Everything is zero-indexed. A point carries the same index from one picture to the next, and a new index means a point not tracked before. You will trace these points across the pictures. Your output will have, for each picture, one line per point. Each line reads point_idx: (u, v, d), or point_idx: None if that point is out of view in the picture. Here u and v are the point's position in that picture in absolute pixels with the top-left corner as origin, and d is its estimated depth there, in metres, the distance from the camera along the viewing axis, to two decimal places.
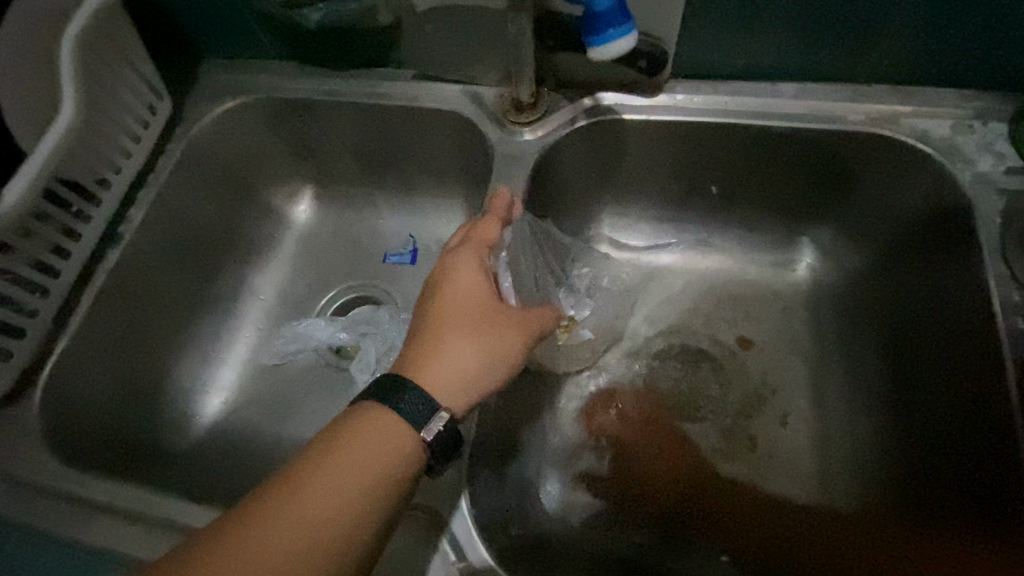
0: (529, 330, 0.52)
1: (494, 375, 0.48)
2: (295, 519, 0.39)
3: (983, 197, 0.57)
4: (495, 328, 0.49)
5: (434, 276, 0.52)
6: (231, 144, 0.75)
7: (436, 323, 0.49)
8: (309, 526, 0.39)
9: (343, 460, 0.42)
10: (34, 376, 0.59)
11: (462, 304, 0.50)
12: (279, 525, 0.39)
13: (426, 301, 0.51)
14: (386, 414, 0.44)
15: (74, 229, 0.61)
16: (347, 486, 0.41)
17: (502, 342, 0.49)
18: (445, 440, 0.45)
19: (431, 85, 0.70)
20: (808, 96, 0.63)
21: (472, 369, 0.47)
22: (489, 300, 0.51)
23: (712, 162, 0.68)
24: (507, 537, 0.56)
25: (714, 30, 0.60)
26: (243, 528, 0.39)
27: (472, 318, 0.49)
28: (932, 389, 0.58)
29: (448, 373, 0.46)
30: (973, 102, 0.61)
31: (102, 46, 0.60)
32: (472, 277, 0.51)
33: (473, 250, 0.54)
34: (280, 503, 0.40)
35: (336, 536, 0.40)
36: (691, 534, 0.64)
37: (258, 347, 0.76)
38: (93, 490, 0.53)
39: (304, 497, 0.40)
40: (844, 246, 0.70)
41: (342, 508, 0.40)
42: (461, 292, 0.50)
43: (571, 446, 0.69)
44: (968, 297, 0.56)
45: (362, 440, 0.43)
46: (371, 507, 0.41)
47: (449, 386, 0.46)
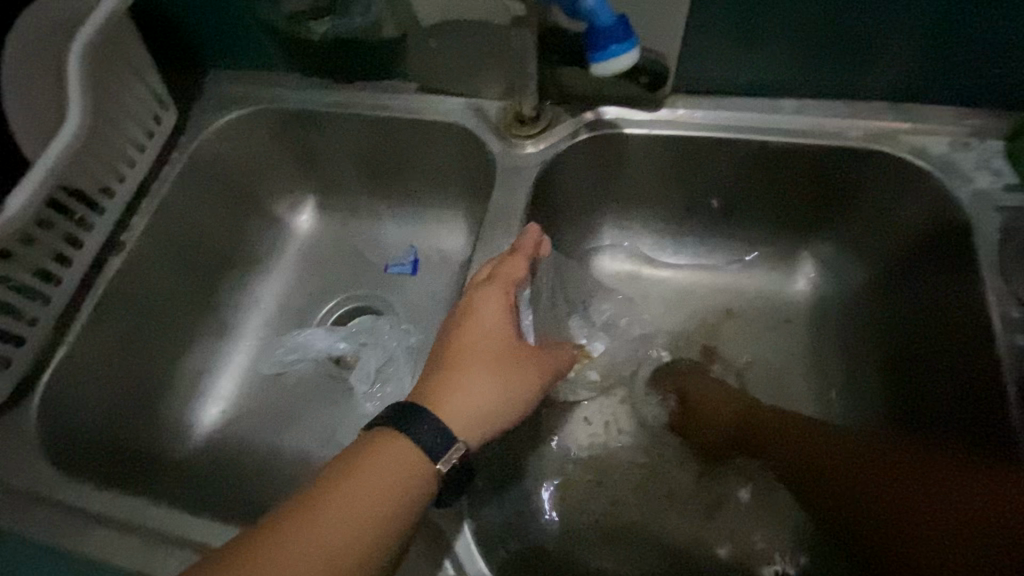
0: (547, 373, 0.52)
1: (510, 416, 0.49)
2: (303, 554, 0.39)
3: (981, 214, 0.57)
4: (516, 367, 0.50)
5: (460, 308, 0.52)
6: (235, 154, 0.76)
7: (458, 357, 0.49)
8: (318, 562, 0.39)
9: (355, 492, 0.41)
10: (31, 384, 0.58)
11: (487, 342, 0.50)
12: (289, 558, 0.38)
13: (451, 333, 0.50)
14: (404, 441, 0.44)
15: (76, 237, 0.61)
16: (358, 519, 0.40)
17: (522, 384, 0.49)
18: (460, 471, 0.45)
19: (435, 97, 0.70)
20: (808, 112, 0.64)
21: (489, 408, 0.47)
22: (513, 340, 0.51)
23: (713, 177, 0.68)
24: (506, 553, 0.55)
25: (714, 48, 0.61)
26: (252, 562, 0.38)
27: (496, 357, 0.49)
28: (930, 382, 0.59)
29: (466, 410, 0.46)
30: (971, 120, 0.62)
31: (109, 56, 0.61)
32: (499, 314, 0.51)
33: (501, 287, 0.53)
34: (289, 536, 0.39)
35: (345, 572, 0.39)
36: (690, 548, 0.63)
37: (257, 357, 0.76)
38: (88, 500, 0.52)
39: (314, 530, 0.39)
40: (844, 261, 0.71)
41: (352, 543, 0.40)
42: (487, 328, 0.50)
43: (571, 460, 0.68)
44: (963, 286, 0.57)
45: (375, 471, 0.42)
46: (381, 542, 0.41)
47: (465, 423, 0.46)
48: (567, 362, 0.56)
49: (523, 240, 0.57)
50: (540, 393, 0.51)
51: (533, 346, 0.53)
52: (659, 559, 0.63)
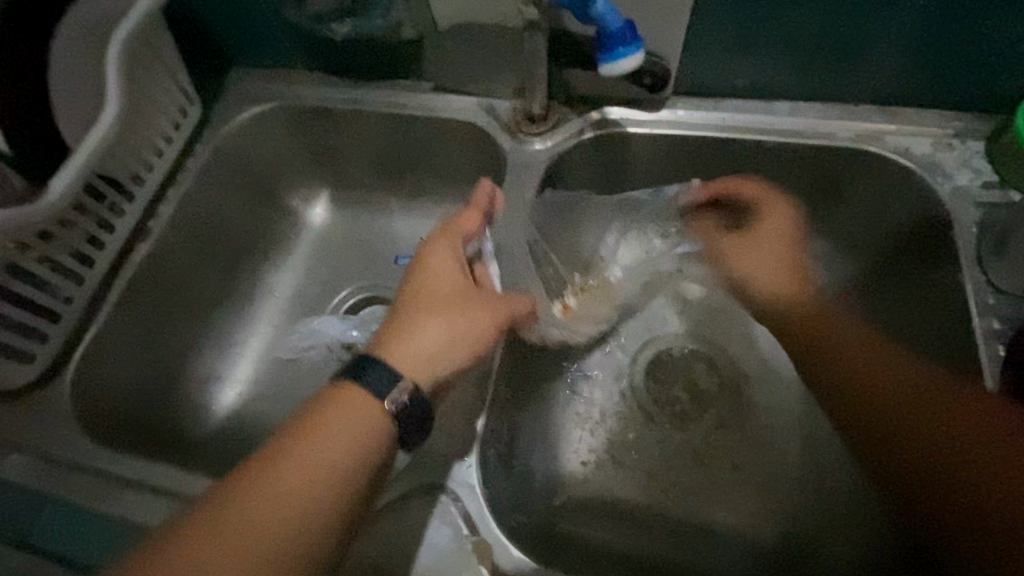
0: (499, 315, 0.55)
1: (462, 355, 0.52)
2: (268, 507, 0.43)
3: (961, 209, 0.61)
4: (463, 310, 0.53)
5: (411, 264, 0.56)
6: (256, 147, 0.79)
7: (409, 304, 0.53)
8: (281, 513, 0.43)
9: (313, 449, 0.45)
10: (65, 360, 0.61)
11: (436, 290, 0.54)
12: (255, 513, 0.42)
13: (404, 286, 0.54)
14: (359, 395, 0.48)
15: (108, 222, 0.65)
16: (316, 472, 0.44)
17: (469, 326, 0.53)
18: (410, 412, 0.48)
19: (447, 96, 0.74)
20: (800, 114, 0.68)
21: (432, 346, 0.51)
22: (461, 287, 0.54)
23: (713, 174, 0.72)
24: (514, 523, 0.58)
25: (712, 53, 0.65)
26: (218, 518, 0.42)
27: (443, 301, 0.53)
28: None
29: (414, 350, 0.50)
30: (952, 123, 0.66)
31: (144, 52, 0.64)
32: (446, 264, 0.55)
33: (449, 241, 0.57)
34: (253, 490, 0.43)
35: (306, 521, 0.43)
36: (689, 527, 0.66)
37: (273, 342, 0.79)
38: (122, 467, 0.55)
39: (277, 484, 0.43)
40: (834, 256, 0.74)
41: (313, 494, 0.44)
42: (436, 277, 0.54)
43: (574, 439, 0.71)
44: (944, 280, 0.61)
45: (331, 428, 0.46)
46: (339, 490, 0.45)
47: (414, 360, 0.50)
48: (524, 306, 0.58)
49: (477, 197, 0.59)
50: (492, 335, 0.55)
51: (484, 294, 0.56)
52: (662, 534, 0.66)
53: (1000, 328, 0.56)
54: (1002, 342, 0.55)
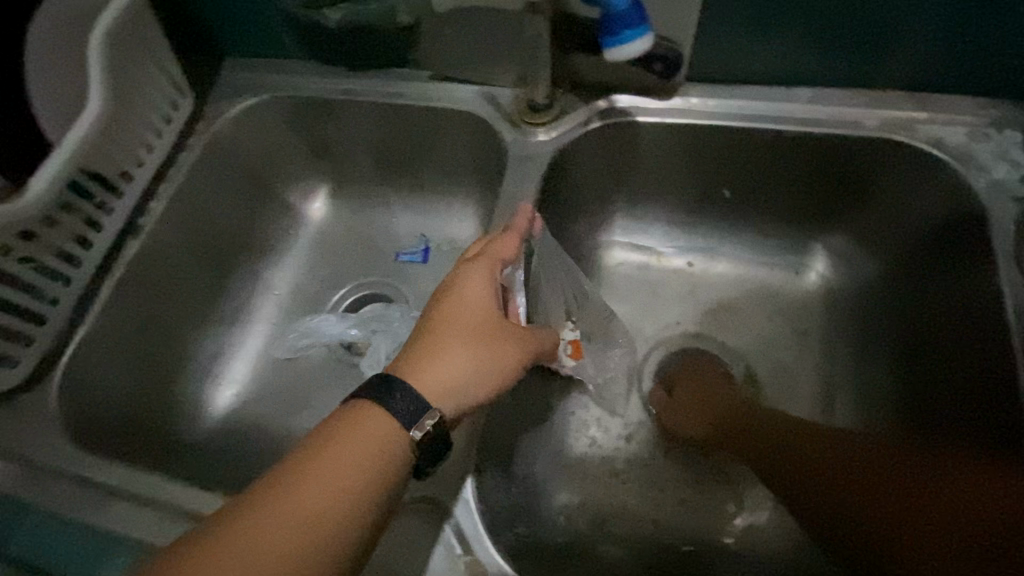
0: (527, 349, 0.53)
1: (484, 389, 0.49)
2: (271, 541, 0.38)
3: (998, 205, 0.57)
4: (494, 341, 0.50)
5: (443, 283, 0.52)
6: (250, 140, 0.76)
7: (438, 328, 0.49)
8: (286, 550, 0.38)
9: (322, 476, 0.41)
10: (52, 363, 0.60)
11: (468, 314, 0.50)
12: (254, 548, 0.37)
13: (434, 307, 0.51)
14: (375, 415, 0.44)
15: (95, 220, 0.62)
16: (326, 503, 0.40)
17: (498, 359, 0.50)
18: (436, 438, 0.45)
19: (447, 86, 0.71)
20: (823, 101, 0.63)
21: (463, 378, 0.47)
22: (495, 315, 0.51)
23: (728, 166, 0.68)
24: (512, 537, 0.56)
25: (728, 36, 0.61)
26: (212, 553, 0.37)
27: (479, 330, 0.50)
28: (944, 391, 0.58)
29: (445, 377, 0.47)
30: (990, 111, 0.61)
31: (130, 42, 0.61)
32: (482, 288, 0.52)
33: (487, 264, 0.53)
34: (256, 520, 0.38)
35: (312, 559, 0.38)
36: (697, 539, 0.63)
37: (270, 342, 0.77)
38: (108, 475, 0.54)
39: (280, 514, 0.39)
40: (857, 254, 0.70)
41: (322, 527, 0.39)
42: (471, 302, 0.51)
43: (578, 444, 0.69)
44: (978, 282, 0.56)
45: (343, 450, 0.42)
46: (352, 525, 0.40)
47: (440, 391, 0.46)
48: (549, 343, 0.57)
49: (517, 219, 0.57)
50: (517, 370, 0.52)
51: (515, 324, 0.53)
52: (668, 549, 0.63)
53: None
54: None
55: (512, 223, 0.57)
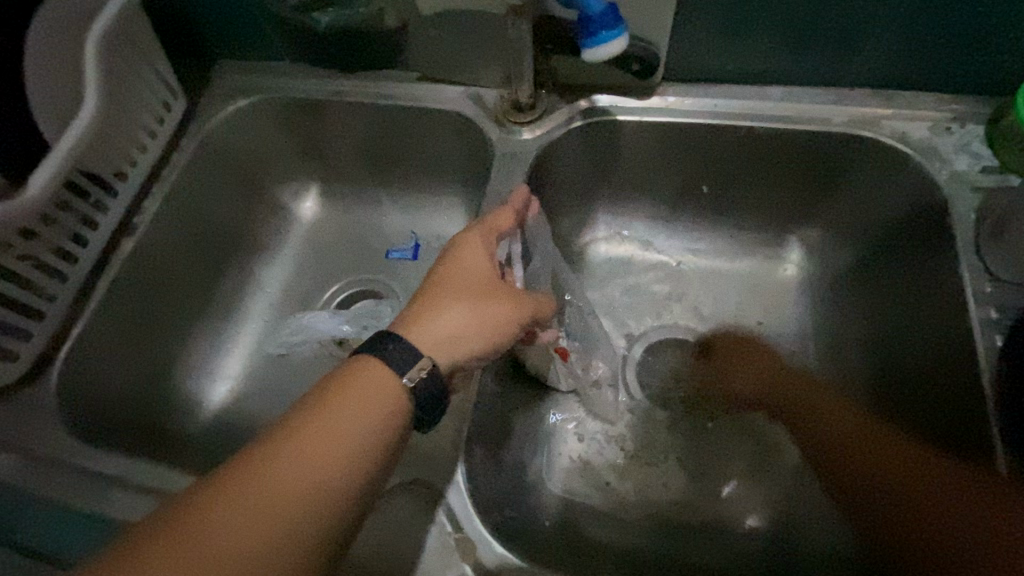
0: (526, 311, 0.53)
1: (480, 345, 0.50)
2: (274, 493, 0.39)
3: (959, 195, 0.60)
4: (490, 301, 0.51)
5: (443, 248, 0.54)
6: (241, 140, 0.78)
7: (436, 287, 0.51)
8: (289, 502, 0.39)
9: (324, 430, 0.42)
10: (51, 357, 0.61)
11: (465, 276, 0.52)
12: (260, 497, 0.39)
13: (433, 270, 0.52)
14: (372, 375, 0.45)
15: (91, 218, 0.64)
16: (327, 457, 0.41)
17: (495, 318, 0.51)
18: (429, 387, 0.46)
19: (434, 86, 0.73)
20: (793, 99, 0.66)
21: (457, 335, 0.49)
22: (493, 279, 0.52)
23: (706, 161, 0.71)
24: (503, 518, 0.58)
25: (702, 36, 0.63)
26: (217, 503, 0.39)
27: (474, 291, 0.51)
28: (918, 372, 0.60)
29: (438, 334, 0.48)
30: (951, 106, 0.64)
31: (124, 45, 0.63)
32: (480, 254, 0.53)
33: (486, 232, 0.55)
34: (260, 473, 0.40)
35: (312, 511, 0.40)
36: (682, 519, 0.66)
37: (263, 337, 0.79)
38: (108, 464, 0.56)
39: (283, 467, 0.40)
40: (830, 246, 0.73)
41: (322, 480, 0.41)
42: (467, 265, 0.52)
43: (567, 432, 0.71)
44: (942, 266, 0.59)
45: (345, 406, 0.43)
46: (353, 480, 0.42)
47: (433, 346, 0.48)
48: (551, 309, 0.57)
49: (514, 197, 0.59)
50: (513, 329, 0.52)
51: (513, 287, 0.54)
52: (654, 530, 0.65)
53: (998, 317, 0.54)
54: (1000, 331, 0.54)
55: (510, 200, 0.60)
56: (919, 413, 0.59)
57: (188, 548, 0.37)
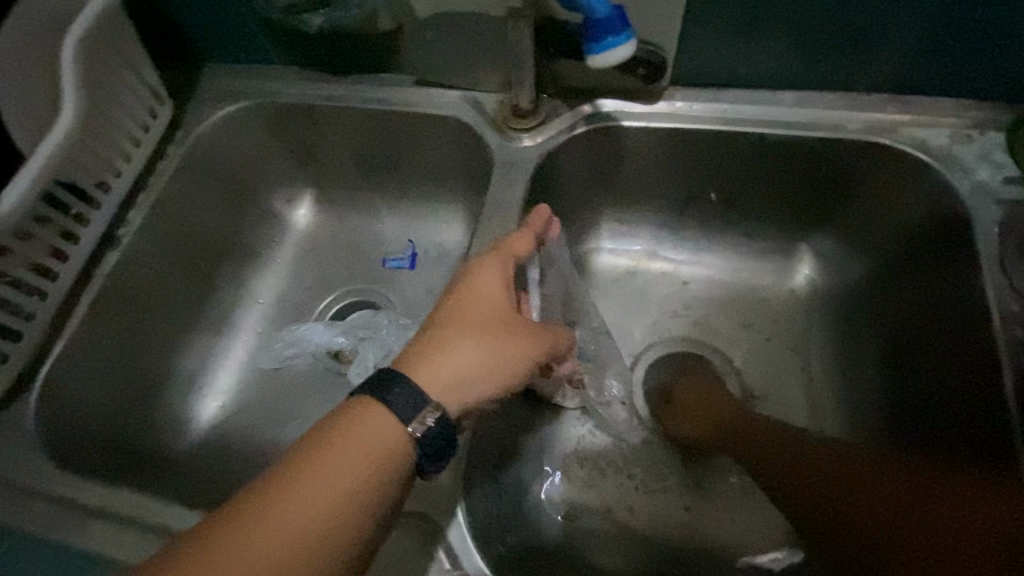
0: (541, 348, 0.49)
1: (493, 387, 0.46)
2: (261, 554, 0.37)
3: (981, 208, 0.57)
4: (505, 337, 0.47)
5: (454, 275, 0.50)
6: (231, 147, 0.75)
7: (449, 320, 0.47)
8: (277, 562, 0.37)
9: (317, 483, 0.39)
10: (30, 379, 0.59)
11: (479, 309, 0.48)
12: (263, 541, 0.37)
13: (446, 300, 0.48)
14: (377, 411, 0.42)
15: (72, 232, 0.61)
16: (320, 513, 0.39)
17: (509, 357, 0.47)
18: (436, 435, 0.43)
19: (432, 90, 0.70)
20: (807, 105, 0.63)
21: (469, 376, 0.45)
22: (507, 312, 0.49)
23: (714, 169, 0.68)
24: (503, 548, 0.55)
25: (712, 39, 0.60)
26: (200, 563, 0.36)
27: (490, 327, 0.47)
28: (937, 391, 0.58)
29: (449, 374, 0.45)
30: (972, 113, 0.61)
31: (104, 50, 0.60)
32: (496, 284, 0.49)
33: (501, 259, 0.51)
34: (246, 530, 0.37)
35: (302, 572, 0.38)
36: (689, 542, 0.63)
37: (256, 352, 0.76)
38: (88, 494, 0.53)
39: (272, 524, 0.38)
40: (843, 256, 0.70)
41: (315, 539, 0.38)
42: (483, 297, 0.48)
43: (571, 452, 0.68)
44: (961, 279, 0.56)
45: (342, 453, 0.40)
46: (359, 522, 0.40)
47: (444, 387, 0.44)
48: (567, 345, 0.53)
49: (533, 219, 0.56)
50: (528, 367, 0.48)
51: (528, 320, 0.50)
52: (661, 555, 0.63)
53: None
54: None
55: (527, 222, 0.56)
56: (935, 434, 0.58)
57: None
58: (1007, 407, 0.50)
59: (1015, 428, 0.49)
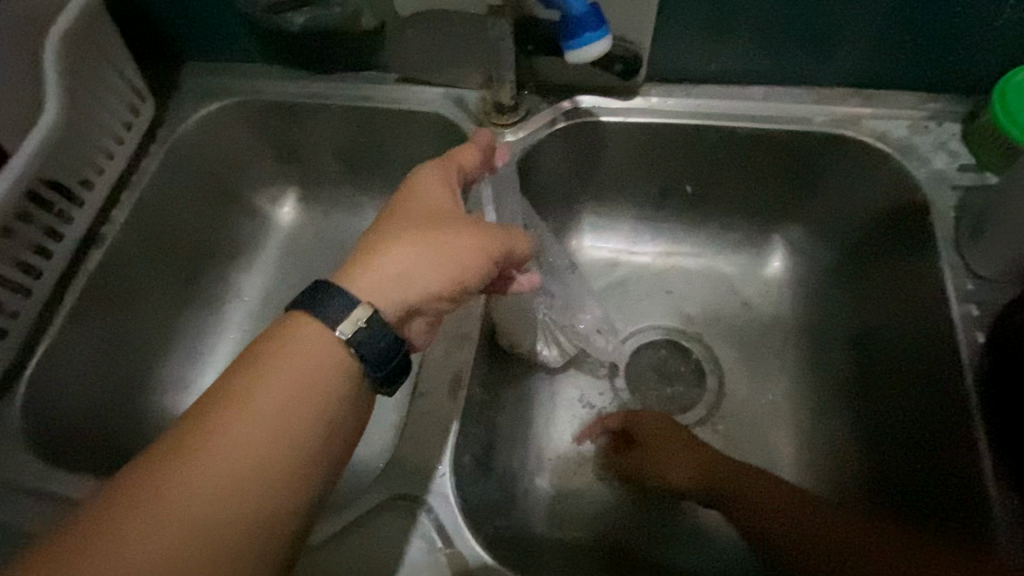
0: (489, 242, 0.48)
1: (437, 280, 0.46)
2: (220, 478, 0.37)
3: (938, 193, 0.60)
4: (446, 230, 0.47)
5: (399, 188, 0.51)
6: (215, 145, 0.75)
7: (390, 224, 0.47)
8: (235, 482, 0.37)
9: (259, 410, 0.39)
10: (15, 379, 0.58)
11: (419, 210, 0.48)
12: (211, 470, 0.37)
13: (389, 207, 0.49)
14: (317, 332, 0.42)
15: (56, 229, 0.61)
16: (274, 433, 0.39)
17: (449, 248, 0.46)
18: (369, 336, 0.42)
19: (414, 87, 0.71)
20: (775, 99, 0.66)
21: (408, 271, 0.45)
22: (449, 213, 0.49)
23: (688, 162, 0.70)
24: (492, 530, 0.57)
25: (684, 37, 0.63)
26: (161, 483, 0.36)
27: (430, 225, 0.47)
28: (897, 377, 0.61)
29: (386, 270, 0.45)
30: (928, 105, 0.65)
31: (85, 49, 0.60)
32: (436, 187, 0.50)
33: (444, 172, 0.52)
34: (199, 455, 0.37)
35: (266, 494, 0.38)
36: (673, 523, 0.66)
37: (240, 346, 0.76)
38: (85, 491, 0.55)
39: (231, 445, 0.38)
40: (812, 245, 0.73)
41: (273, 460, 0.39)
42: (425, 203, 0.49)
43: (557, 438, 0.70)
44: (921, 264, 0.60)
45: (283, 381, 0.40)
46: (311, 452, 0.40)
47: (383, 285, 0.44)
48: (523, 244, 0.51)
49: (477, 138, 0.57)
50: (477, 263, 0.47)
51: (476, 220, 0.50)
52: (649, 534, 0.65)
53: (978, 314, 0.55)
54: (981, 328, 0.55)
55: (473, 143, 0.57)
56: (907, 416, 0.59)
57: (128, 545, 0.34)
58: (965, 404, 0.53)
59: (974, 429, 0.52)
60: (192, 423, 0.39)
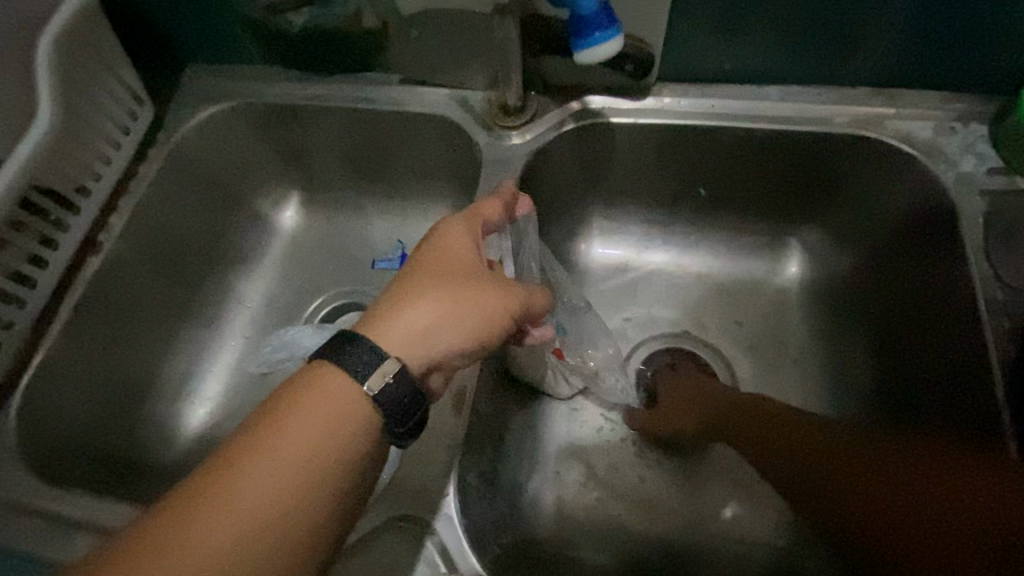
0: (514, 303, 0.47)
1: (460, 341, 0.44)
2: (235, 526, 0.36)
3: (966, 197, 0.58)
4: (473, 290, 0.45)
5: (423, 238, 0.48)
6: (215, 149, 0.74)
7: (415, 278, 0.45)
8: (251, 532, 0.36)
9: (279, 457, 0.38)
10: (11, 392, 0.57)
11: (446, 266, 0.46)
12: (229, 520, 0.36)
13: (412, 260, 0.47)
14: (336, 374, 0.40)
15: (51, 238, 0.59)
16: (293, 479, 0.37)
17: (476, 309, 0.45)
18: (395, 391, 0.40)
19: (419, 89, 0.69)
20: (793, 99, 0.64)
21: (433, 334, 0.43)
22: (474, 269, 0.47)
23: (702, 164, 0.68)
24: (497, 549, 0.55)
25: (699, 35, 0.60)
26: (176, 533, 0.35)
27: (456, 284, 0.45)
28: (924, 390, 0.59)
29: (409, 330, 0.43)
30: (955, 104, 0.62)
31: (81, 54, 0.59)
32: (462, 240, 0.48)
33: (470, 221, 0.49)
34: (215, 502, 0.36)
35: (284, 543, 0.36)
36: (685, 537, 0.64)
37: (244, 357, 0.74)
38: (79, 507, 0.53)
39: (249, 492, 0.36)
40: (831, 250, 0.71)
41: (291, 508, 0.37)
42: (451, 257, 0.46)
43: (566, 451, 0.68)
44: (947, 268, 0.57)
45: (305, 427, 0.39)
46: (332, 500, 0.38)
47: (407, 345, 0.42)
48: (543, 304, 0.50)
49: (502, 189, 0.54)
50: (502, 326, 0.46)
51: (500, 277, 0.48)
52: (660, 549, 0.63)
53: (1011, 326, 0.53)
54: (1012, 339, 0.52)
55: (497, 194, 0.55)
56: (931, 428, 0.57)
57: None
58: (999, 417, 0.51)
59: (1008, 439, 0.50)
60: (208, 468, 0.37)
